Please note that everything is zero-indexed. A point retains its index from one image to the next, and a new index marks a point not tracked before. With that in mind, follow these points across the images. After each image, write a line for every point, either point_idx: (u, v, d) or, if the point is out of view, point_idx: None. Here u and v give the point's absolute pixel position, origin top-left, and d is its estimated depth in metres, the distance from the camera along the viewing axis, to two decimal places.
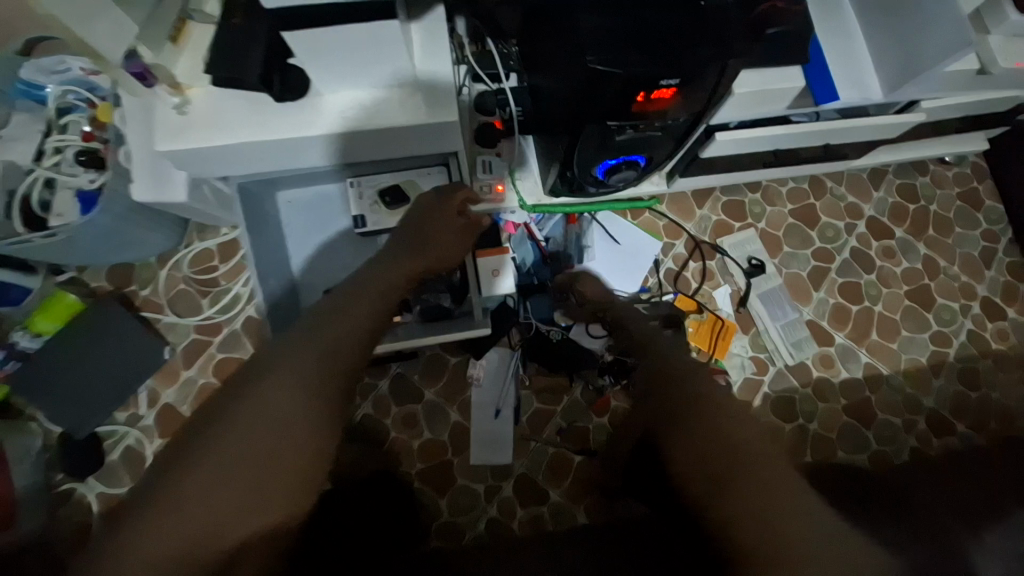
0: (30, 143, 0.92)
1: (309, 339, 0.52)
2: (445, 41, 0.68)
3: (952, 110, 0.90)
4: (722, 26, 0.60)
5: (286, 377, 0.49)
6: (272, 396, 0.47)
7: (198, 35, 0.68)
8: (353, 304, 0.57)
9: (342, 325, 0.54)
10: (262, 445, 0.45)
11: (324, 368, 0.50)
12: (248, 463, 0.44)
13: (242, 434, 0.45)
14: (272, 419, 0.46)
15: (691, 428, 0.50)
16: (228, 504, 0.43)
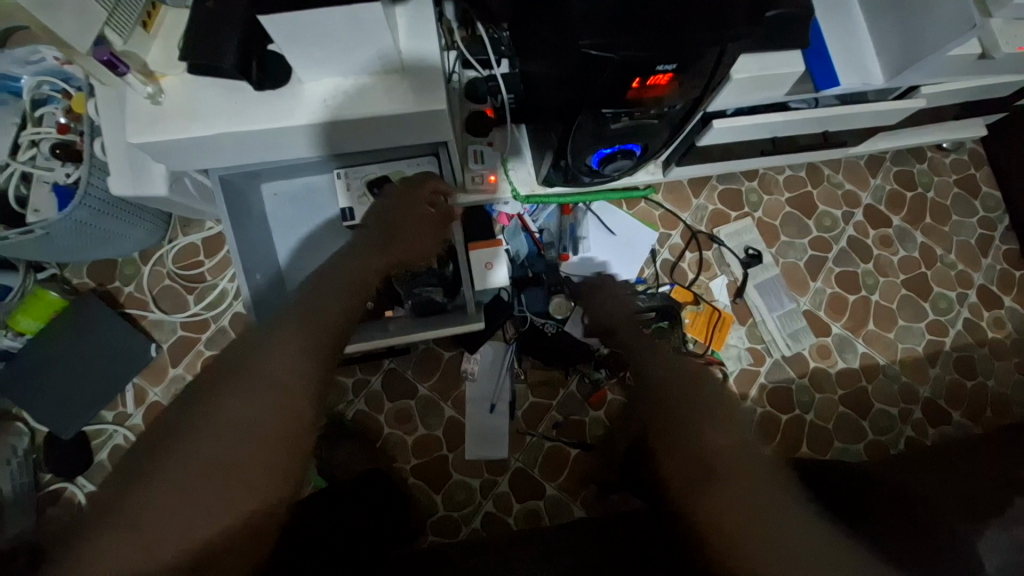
0: (3, 136, 0.89)
1: (286, 332, 0.50)
2: (431, 27, 0.66)
3: (952, 95, 0.88)
4: (721, 8, 0.58)
5: (262, 373, 0.46)
6: (249, 393, 0.45)
7: (171, 20, 0.65)
8: (327, 297, 0.55)
9: (314, 318, 0.52)
10: (236, 446, 0.42)
11: (303, 361, 0.48)
12: (223, 466, 0.41)
13: (214, 435, 0.42)
14: (246, 411, 0.44)
15: (674, 426, 0.46)
16: (199, 503, 0.41)
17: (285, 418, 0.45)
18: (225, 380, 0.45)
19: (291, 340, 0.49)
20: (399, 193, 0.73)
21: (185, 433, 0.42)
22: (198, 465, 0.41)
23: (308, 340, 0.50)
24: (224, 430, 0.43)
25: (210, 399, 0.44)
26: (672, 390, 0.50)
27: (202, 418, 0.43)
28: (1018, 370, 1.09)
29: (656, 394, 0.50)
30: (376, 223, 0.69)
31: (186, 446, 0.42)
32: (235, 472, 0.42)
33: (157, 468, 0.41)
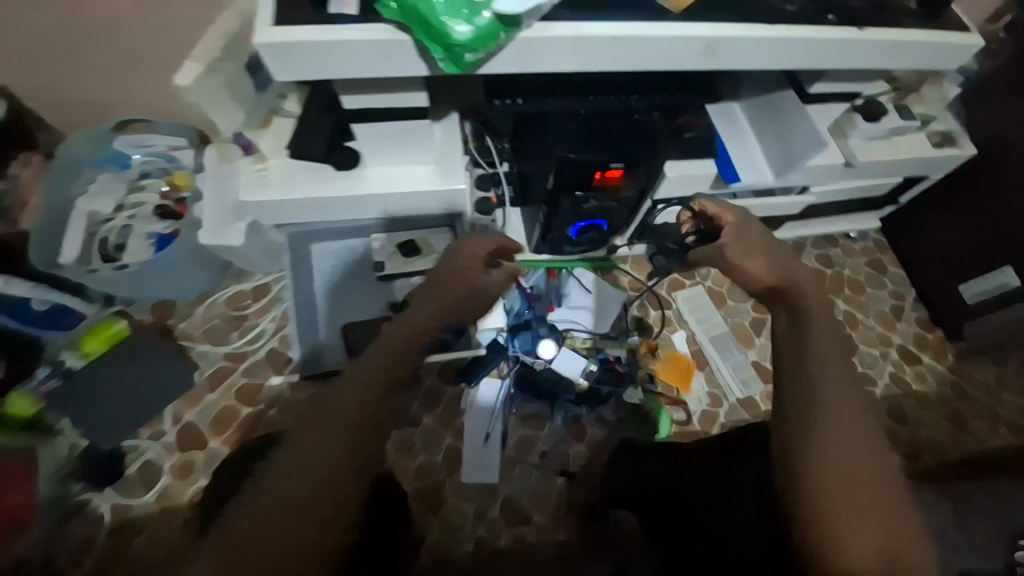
0: (112, 197, 1.13)
1: (315, 428, 0.55)
2: (458, 137, 0.96)
3: (839, 194, 1.18)
4: (649, 130, 0.88)
5: (295, 471, 0.53)
6: (301, 484, 0.52)
7: (280, 124, 0.92)
8: (357, 382, 0.58)
9: (339, 409, 0.56)
10: (275, 544, 0.50)
11: (342, 451, 0.54)
12: (289, 546, 0.50)
13: (257, 533, 0.50)
14: (301, 498, 0.52)
15: (879, 494, 0.55)
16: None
17: (318, 515, 0.52)
18: (265, 481, 0.53)
19: (321, 435, 0.54)
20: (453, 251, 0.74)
21: (237, 530, 0.51)
22: (250, 557, 0.50)
23: (335, 435, 0.54)
24: (264, 529, 0.50)
25: (257, 495, 0.52)
26: (836, 448, 0.56)
27: (248, 516, 0.51)
28: (943, 417, 1.26)
29: (824, 444, 0.57)
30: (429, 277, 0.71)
31: (235, 541, 0.50)
32: (286, 556, 0.50)
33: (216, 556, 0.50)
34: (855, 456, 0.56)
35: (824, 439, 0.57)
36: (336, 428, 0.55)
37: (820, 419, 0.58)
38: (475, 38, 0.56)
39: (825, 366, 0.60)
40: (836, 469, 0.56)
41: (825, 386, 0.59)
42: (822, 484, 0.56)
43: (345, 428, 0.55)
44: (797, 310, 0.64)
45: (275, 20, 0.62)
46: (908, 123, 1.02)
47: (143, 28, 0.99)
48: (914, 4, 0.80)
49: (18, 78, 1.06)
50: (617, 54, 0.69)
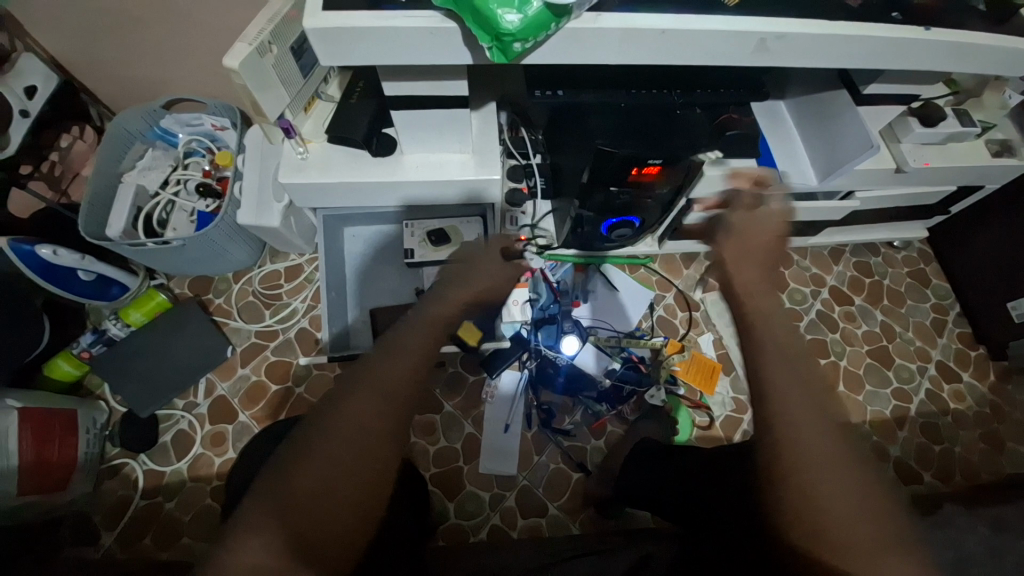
0: (159, 173, 1.17)
1: (362, 400, 0.52)
2: (495, 128, 0.95)
3: (885, 201, 1.13)
4: (689, 126, 0.85)
5: (343, 444, 0.50)
6: (344, 433, 0.50)
7: (321, 108, 0.96)
8: (403, 357, 0.55)
9: (386, 381, 0.53)
10: (316, 520, 0.47)
11: (387, 411, 0.52)
12: (324, 494, 0.48)
13: (301, 506, 0.47)
14: (344, 447, 0.50)
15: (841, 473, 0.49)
16: (305, 524, 0.47)
17: (364, 495, 0.49)
18: (306, 445, 0.50)
19: (370, 408, 0.52)
20: (505, 244, 0.70)
21: (276, 490, 0.48)
22: (282, 494, 0.48)
23: (389, 409, 0.52)
24: (307, 500, 0.47)
25: (298, 462, 0.49)
26: (818, 477, 0.49)
27: (289, 481, 0.48)
28: (981, 439, 1.21)
29: (799, 463, 0.50)
30: (478, 273, 0.66)
31: (274, 502, 0.47)
32: (315, 503, 0.48)
33: (247, 524, 0.46)
34: (838, 470, 0.49)
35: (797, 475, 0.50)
36: (386, 404, 0.52)
37: (790, 436, 0.51)
38: (525, 28, 0.56)
39: (786, 380, 0.54)
40: (824, 504, 0.49)
41: (790, 405, 0.52)
42: (804, 523, 0.49)
43: (395, 405, 0.53)
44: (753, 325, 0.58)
45: (325, 5, 0.62)
46: (966, 129, 0.97)
47: (194, 9, 1.02)
48: (982, 5, 0.76)
49: (76, 55, 1.10)
50: (664, 47, 0.67)
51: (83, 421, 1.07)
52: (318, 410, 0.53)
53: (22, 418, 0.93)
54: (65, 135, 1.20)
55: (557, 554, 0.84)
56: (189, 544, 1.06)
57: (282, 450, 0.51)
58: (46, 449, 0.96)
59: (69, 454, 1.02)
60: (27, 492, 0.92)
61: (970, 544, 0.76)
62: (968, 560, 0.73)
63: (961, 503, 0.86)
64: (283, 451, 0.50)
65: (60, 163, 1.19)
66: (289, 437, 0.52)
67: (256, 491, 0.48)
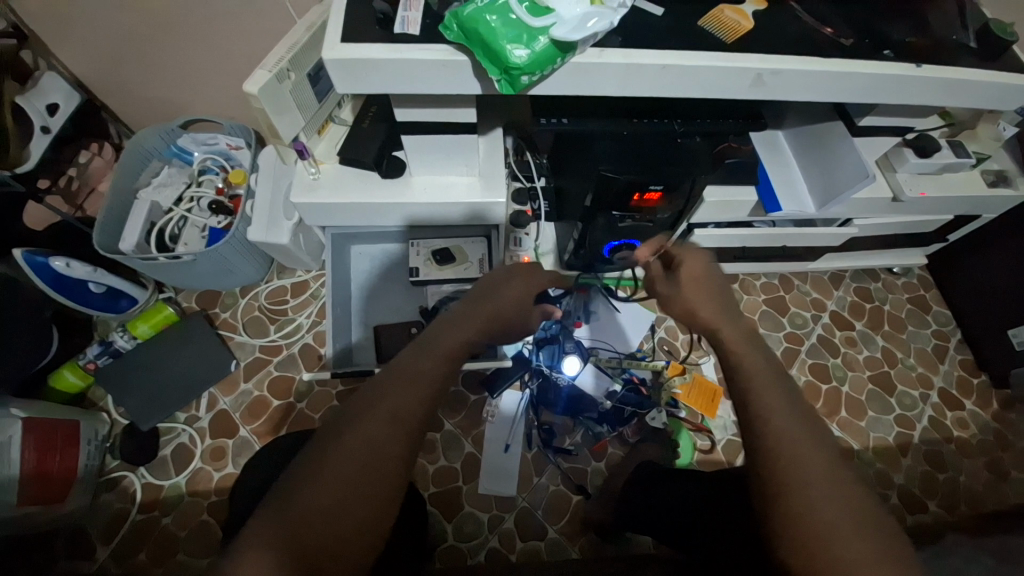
0: (174, 190, 1.21)
1: (370, 419, 0.53)
2: (501, 152, 0.98)
3: (883, 228, 1.15)
4: (690, 154, 0.88)
5: (352, 460, 0.51)
6: (349, 450, 0.51)
7: (334, 130, 1.00)
8: (413, 378, 0.56)
9: (392, 403, 0.54)
10: (320, 536, 0.48)
11: (389, 428, 0.53)
12: (327, 510, 0.49)
13: (304, 522, 0.48)
14: (348, 463, 0.51)
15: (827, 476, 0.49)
16: (309, 540, 0.47)
17: (365, 512, 0.50)
18: (312, 462, 0.50)
19: (378, 426, 0.53)
20: (507, 265, 0.72)
21: (281, 506, 0.48)
22: (286, 510, 0.48)
23: (391, 426, 0.53)
24: (309, 517, 0.48)
25: (304, 478, 0.50)
26: (809, 495, 0.49)
27: (294, 497, 0.49)
28: (986, 468, 1.20)
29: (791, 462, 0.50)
30: (480, 294, 0.67)
31: (279, 518, 0.48)
32: (318, 520, 0.48)
33: (254, 537, 0.46)
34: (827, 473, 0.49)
35: (786, 469, 0.50)
36: (387, 421, 0.53)
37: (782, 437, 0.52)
38: (532, 62, 0.58)
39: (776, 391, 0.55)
40: (813, 502, 0.48)
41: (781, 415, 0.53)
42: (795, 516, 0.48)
43: (396, 421, 0.53)
44: (748, 346, 0.60)
45: (343, 37, 0.66)
46: (961, 160, 0.99)
47: (214, 35, 1.06)
48: (973, 43, 0.79)
49: (98, 75, 1.15)
50: (667, 79, 0.70)
51: (86, 432, 1.08)
52: (323, 427, 0.54)
53: (26, 427, 0.94)
54: (84, 151, 1.23)
55: None
56: (185, 561, 1.05)
57: (287, 467, 0.51)
58: (48, 459, 0.97)
59: (70, 466, 1.02)
60: (27, 503, 0.92)
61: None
62: None
63: (964, 533, 0.85)
64: (288, 468, 0.51)
65: (77, 178, 1.22)
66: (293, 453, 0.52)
67: (261, 506, 0.49)
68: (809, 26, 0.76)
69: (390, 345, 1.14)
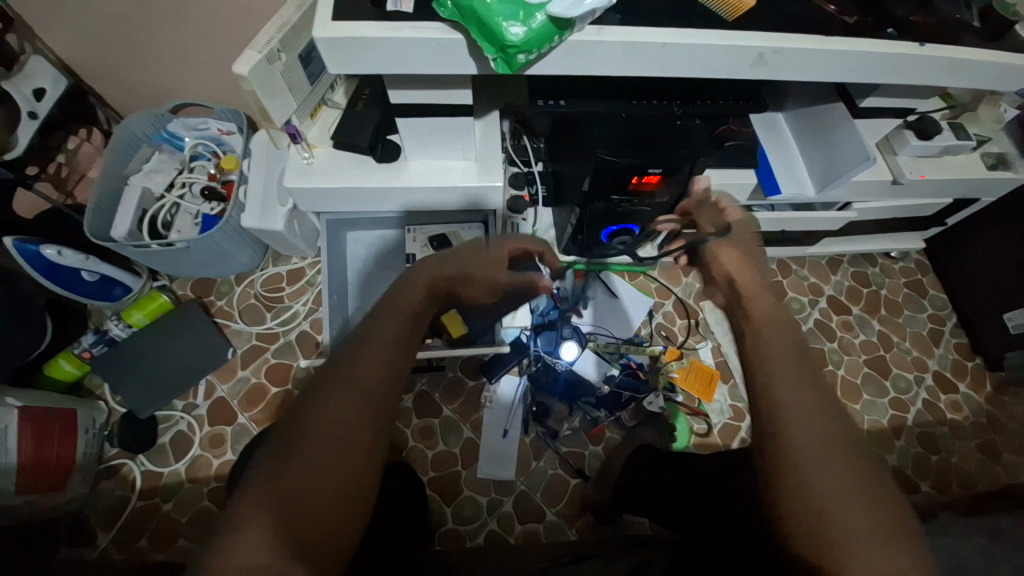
0: (165, 176, 1.19)
1: (334, 395, 0.52)
2: (497, 135, 0.97)
3: (881, 212, 1.15)
4: (691, 135, 0.86)
5: (325, 437, 0.50)
6: (326, 425, 0.51)
7: (327, 113, 0.98)
8: (369, 346, 0.56)
9: (368, 376, 0.54)
10: (306, 514, 0.48)
11: (365, 407, 0.52)
12: (309, 488, 0.48)
13: (291, 502, 0.48)
14: (328, 442, 0.50)
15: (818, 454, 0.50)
16: (295, 516, 0.47)
17: (351, 486, 0.50)
18: (292, 445, 0.50)
19: (354, 404, 0.52)
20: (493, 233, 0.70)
21: (268, 489, 0.48)
22: (271, 490, 0.48)
23: (369, 402, 0.53)
24: (297, 499, 0.48)
25: (285, 460, 0.49)
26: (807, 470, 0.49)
27: (278, 479, 0.48)
28: (978, 450, 1.21)
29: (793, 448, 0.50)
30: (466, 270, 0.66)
31: (265, 499, 0.47)
32: (305, 499, 0.48)
33: (239, 524, 0.46)
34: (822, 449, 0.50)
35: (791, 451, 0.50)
36: (366, 400, 0.53)
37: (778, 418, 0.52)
38: (529, 40, 0.57)
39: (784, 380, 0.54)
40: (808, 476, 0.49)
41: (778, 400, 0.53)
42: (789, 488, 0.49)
43: (376, 398, 0.53)
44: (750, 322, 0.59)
45: (334, 15, 0.64)
46: (962, 143, 0.98)
47: (203, 15, 1.03)
48: (976, 22, 0.77)
49: (83, 58, 1.12)
50: (667, 59, 0.68)
51: (83, 421, 1.07)
52: (298, 405, 0.53)
53: (22, 417, 0.93)
54: (72, 137, 1.20)
55: (555, 559, 0.84)
56: (187, 546, 1.06)
57: (267, 450, 0.51)
58: (45, 448, 0.96)
59: (69, 454, 1.02)
60: (26, 491, 0.92)
61: (966, 553, 0.76)
62: (962, 566, 0.73)
63: (957, 512, 0.86)
64: (269, 452, 0.50)
65: (67, 165, 1.20)
66: (275, 435, 0.52)
67: (246, 487, 0.49)
68: (812, 4, 0.74)
69: None
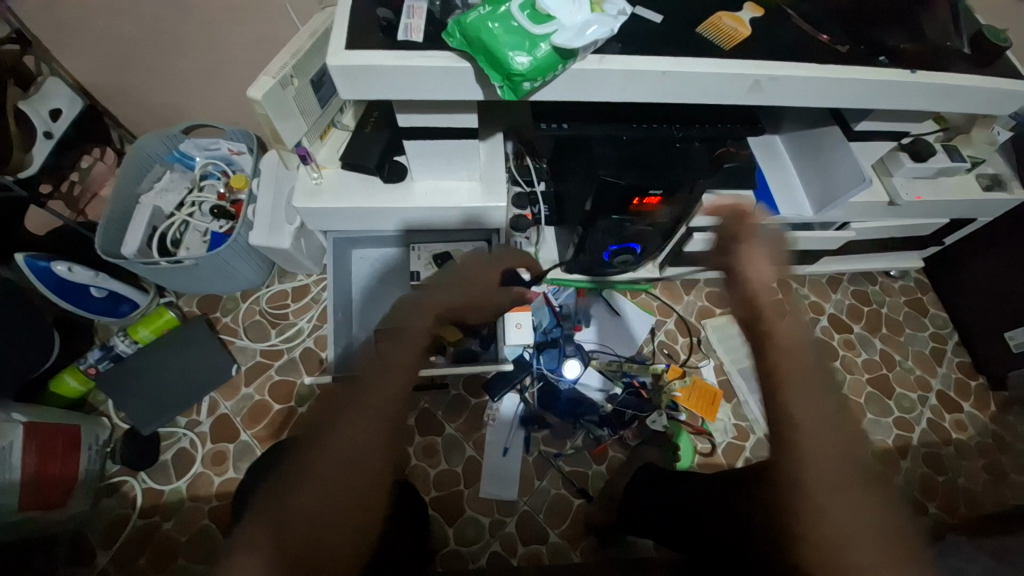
0: (176, 195, 1.22)
1: (337, 419, 0.53)
2: (502, 157, 0.99)
3: (880, 231, 1.16)
4: (690, 158, 0.89)
5: (333, 465, 0.51)
6: (330, 448, 0.52)
7: (336, 135, 1.01)
8: (374, 368, 0.56)
9: (371, 399, 0.54)
10: (313, 534, 0.49)
11: (368, 430, 0.53)
12: (314, 510, 0.49)
13: (298, 523, 0.49)
14: (332, 465, 0.51)
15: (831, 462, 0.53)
16: (302, 537, 0.48)
17: (355, 508, 0.50)
18: (299, 467, 0.51)
19: (357, 428, 0.52)
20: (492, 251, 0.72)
21: (275, 509, 0.50)
22: (278, 510, 0.50)
23: (372, 426, 0.53)
24: (303, 520, 0.49)
25: (292, 482, 0.50)
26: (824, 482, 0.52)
27: (285, 500, 0.50)
28: (985, 470, 1.20)
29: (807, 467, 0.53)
30: (457, 277, 0.67)
31: (275, 520, 0.49)
32: (311, 520, 0.49)
33: (247, 543, 0.48)
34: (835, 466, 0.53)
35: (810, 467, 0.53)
36: (368, 424, 0.53)
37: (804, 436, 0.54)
38: (534, 68, 0.59)
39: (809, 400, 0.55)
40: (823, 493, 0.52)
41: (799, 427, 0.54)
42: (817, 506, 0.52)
43: (379, 423, 0.53)
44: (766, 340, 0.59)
45: (347, 44, 0.67)
46: (956, 164, 1.00)
47: (217, 41, 1.07)
48: (966, 49, 0.80)
49: (100, 81, 1.16)
50: (666, 86, 0.71)
51: (86, 437, 1.07)
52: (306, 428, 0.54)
53: (27, 433, 0.93)
54: (86, 156, 1.23)
55: None
56: (185, 566, 1.04)
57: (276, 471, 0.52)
58: (49, 463, 0.97)
59: (71, 470, 1.02)
60: (27, 507, 0.92)
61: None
62: None
63: (965, 532, 0.85)
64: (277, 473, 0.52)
65: (80, 183, 1.23)
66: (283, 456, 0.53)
67: (256, 506, 0.51)
68: (806, 34, 0.77)
69: None
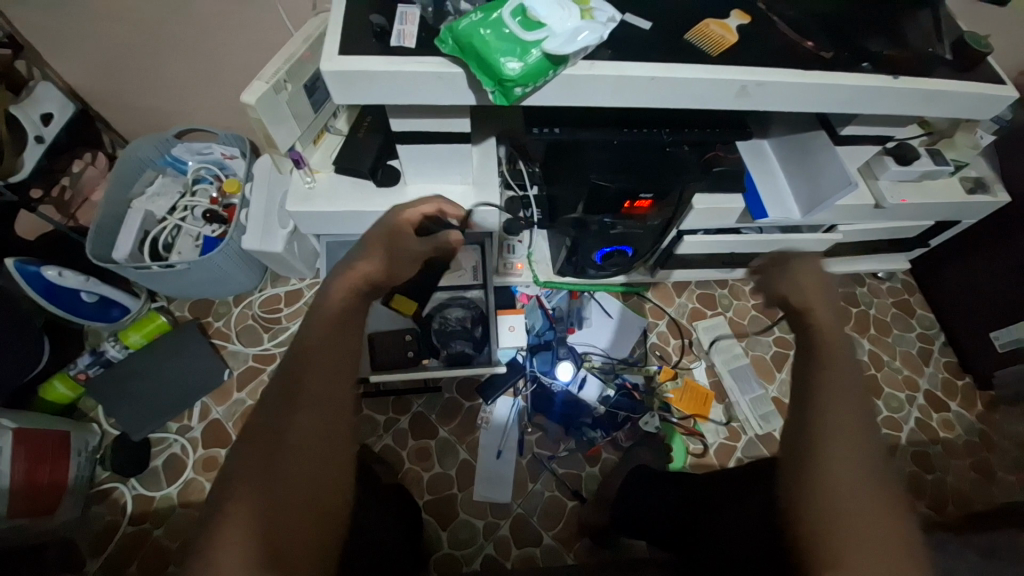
0: (168, 199, 1.21)
1: (296, 404, 0.53)
2: (494, 161, 1.00)
3: (867, 234, 1.19)
4: (681, 163, 0.90)
5: (305, 451, 0.51)
6: (297, 433, 0.52)
7: (330, 139, 1.01)
8: (321, 355, 0.57)
9: (330, 384, 0.55)
10: (287, 523, 0.48)
11: (332, 414, 0.54)
12: (285, 497, 0.49)
13: (270, 511, 0.48)
14: (300, 450, 0.51)
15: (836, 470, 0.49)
16: (277, 525, 0.48)
17: (325, 491, 0.51)
18: (264, 455, 0.50)
19: (320, 412, 0.53)
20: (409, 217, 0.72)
21: (245, 501, 0.48)
22: (244, 502, 0.48)
23: (333, 409, 0.54)
24: (276, 508, 0.48)
25: (260, 471, 0.49)
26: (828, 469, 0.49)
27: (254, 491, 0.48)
28: (972, 469, 1.22)
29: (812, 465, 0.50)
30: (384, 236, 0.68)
31: (250, 512, 0.47)
32: (282, 507, 0.48)
33: (219, 537, 0.46)
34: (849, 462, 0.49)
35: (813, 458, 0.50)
36: (329, 409, 0.54)
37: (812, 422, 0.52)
38: (525, 74, 0.60)
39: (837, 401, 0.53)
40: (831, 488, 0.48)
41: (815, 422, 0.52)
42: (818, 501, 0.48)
43: (338, 408, 0.54)
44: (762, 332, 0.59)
45: (341, 50, 0.67)
46: (940, 168, 1.03)
47: (211, 46, 1.07)
48: (948, 55, 0.82)
49: (92, 86, 1.15)
50: (653, 91, 0.72)
51: (76, 443, 1.06)
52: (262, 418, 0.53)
53: (16, 439, 0.92)
54: (78, 161, 1.22)
55: None
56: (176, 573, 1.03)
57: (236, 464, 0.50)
58: (37, 470, 0.95)
59: (60, 477, 1.00)
60: (15, 514, 0.91)
61: (963, 573, 0.76)
62: None
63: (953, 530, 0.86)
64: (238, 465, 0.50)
65: (71, 188, 1.22)
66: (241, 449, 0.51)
67: (221, 503, 0.48)
68: (792, 41, 0.79)
69: (386, 358, 1.05)
